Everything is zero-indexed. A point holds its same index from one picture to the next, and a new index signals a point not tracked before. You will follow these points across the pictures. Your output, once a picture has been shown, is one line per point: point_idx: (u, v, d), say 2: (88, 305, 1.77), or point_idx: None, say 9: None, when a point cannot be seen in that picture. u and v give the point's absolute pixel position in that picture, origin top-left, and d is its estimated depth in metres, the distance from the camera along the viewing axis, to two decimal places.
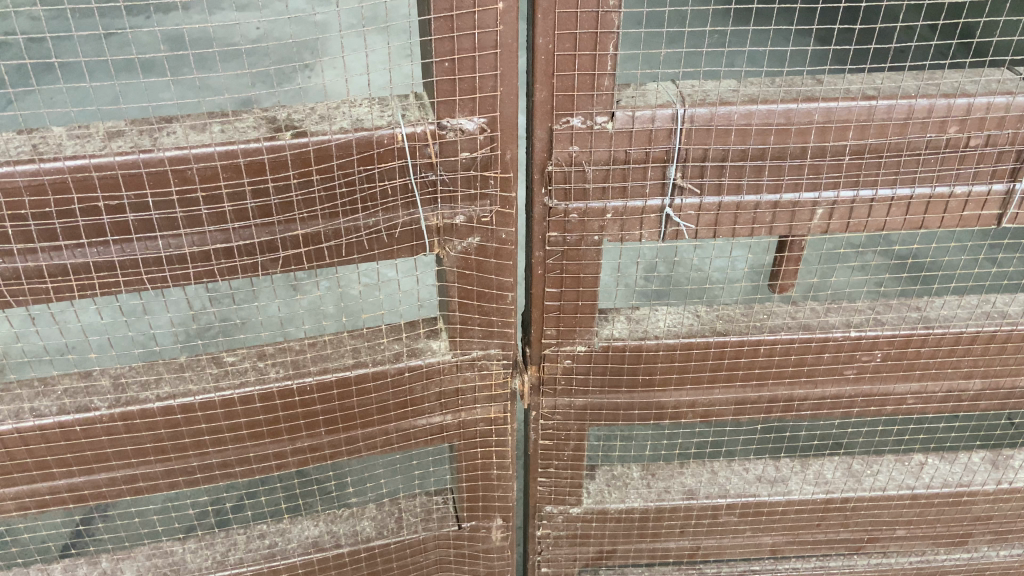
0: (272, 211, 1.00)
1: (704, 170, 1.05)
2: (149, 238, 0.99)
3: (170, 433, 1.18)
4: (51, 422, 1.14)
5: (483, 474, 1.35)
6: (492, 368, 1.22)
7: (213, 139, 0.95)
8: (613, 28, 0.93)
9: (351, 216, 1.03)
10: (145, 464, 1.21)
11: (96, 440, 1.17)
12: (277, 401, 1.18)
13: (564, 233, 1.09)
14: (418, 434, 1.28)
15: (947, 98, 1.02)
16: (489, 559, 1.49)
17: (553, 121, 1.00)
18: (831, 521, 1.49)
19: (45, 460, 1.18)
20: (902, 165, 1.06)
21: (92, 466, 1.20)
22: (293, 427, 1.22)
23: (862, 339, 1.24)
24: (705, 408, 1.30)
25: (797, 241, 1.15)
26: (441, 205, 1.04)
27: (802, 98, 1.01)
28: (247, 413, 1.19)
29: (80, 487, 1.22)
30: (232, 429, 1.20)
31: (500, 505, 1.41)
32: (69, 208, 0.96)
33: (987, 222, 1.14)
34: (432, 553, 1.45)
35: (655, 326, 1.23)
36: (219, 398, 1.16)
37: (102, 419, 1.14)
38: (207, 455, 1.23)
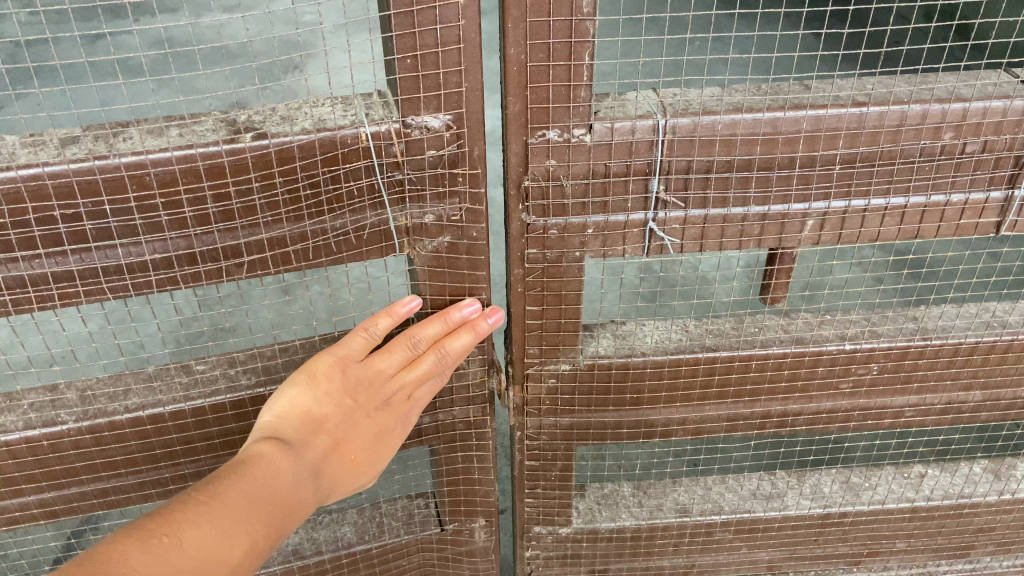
0: (235, 216, 0.96)
1: (688, 182, 1.00)
2: (109, 246, 0.95)
3: (140, 445, 1.14)
4: (17, 438, 1.09)
5: (465, 476, 1.31)
6: (469, 366, 1.17)
7: (171, 144, 0.90)
8: (588, 37, 0.88)
9: (316, 219, 0.98)
10: (116, 476, 1.18)
11: (64, 455, 1.13)
12: (250, 408, 1.15)
13: (544, 249, 1.04)
14: None
15: (942, 104, 0.97)
16: (473, 561, 1.45)
17: (528, 134, 0.95)
18: (828, 536, 1.44)
19: (13, 477, 1.14)
20: (896, 173, 1.02)
21: (61, 481, 1.16)
22: None
23: (858, 352, 1.19)
24: (695, 425, 1.26)
25: (788, 253, 1.10)
26: (410, 205, 1.00)
27: (788, 105, 0.96)
28: (219, 422, 1.15)
29: (50, 502, 1.18)
30: (205, 438, 1.16)
31: (483, 507, 1.36)
32: (23, 218, 0.91)
33: (985, 230, 1.09)
34: (415, 557, 1.44)
35: (642, 342, 1.18)
36: (189, 408, 1.12)
37: (69, 433, 1.10)
38: (180, 466, 1.19)
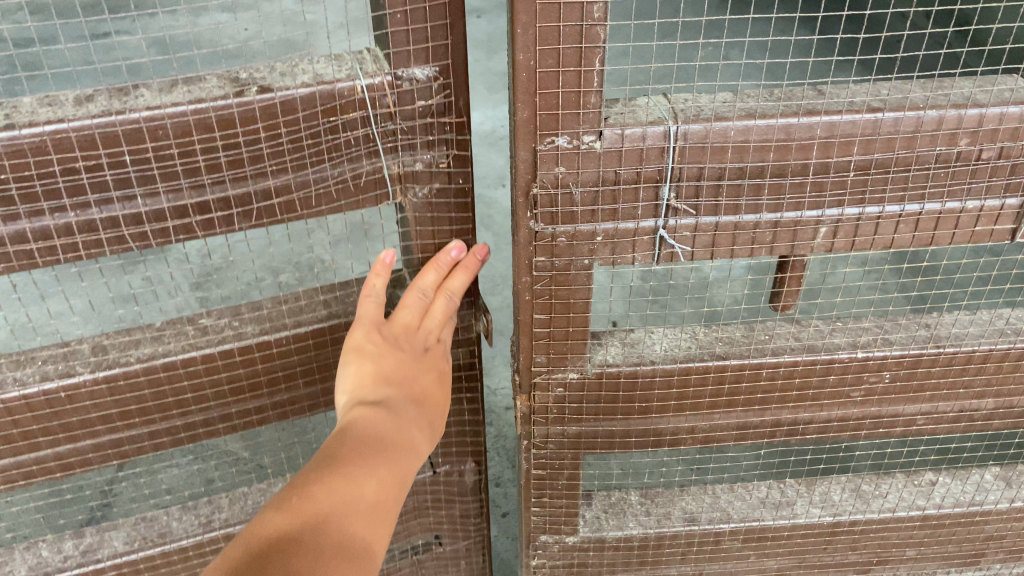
0: (244, 163, 0.96)
1: (699, 190, 0.98)
2: (129, 196, 0.95)
3: (153, 394, 1.14)
4: (35, 391, 1.08)
5: (455, 417, 1.32)
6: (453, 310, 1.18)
7: (182, 98, 0.91)
8: (599, 42, 0.86)
9: (318, 168, 0.99)
10: (129, 427, 1.17)
11: (81, 406, 1.12)
12: (256, 354, 1.15)
13: (552, 258, 1.03)
14: None
15: (959, 109, 0.95)
16: (465, 502, 1.45)
17: (536, 141, 0.93)
18: (838, 545, 1.43)
19: (30, 431, 1.12)
20: (911, 180, 1.00)
21: (77, 434, 1.15)
22: (273, 379, 1.18)
23: (870, 360, 1.17)
24: (704, 434, 1.25)
25: (799, 261, 1.08)
26: (402, 152, 1.01)
27: (802, 111, 0.94)
28: (229, 367, 1.15)
29: (66, 456, 1.17)
30: (215, 384, 1.16)
31: (473, 449, 1.38)
32: (47, 169, 0.91)
33: (1000, 237, 1.07)
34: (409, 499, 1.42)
35: (651, 350, 1.16)
36: (200, 354, 1.12)
37: (85, 383, 1.10)
38: (191, 413, 1.18)
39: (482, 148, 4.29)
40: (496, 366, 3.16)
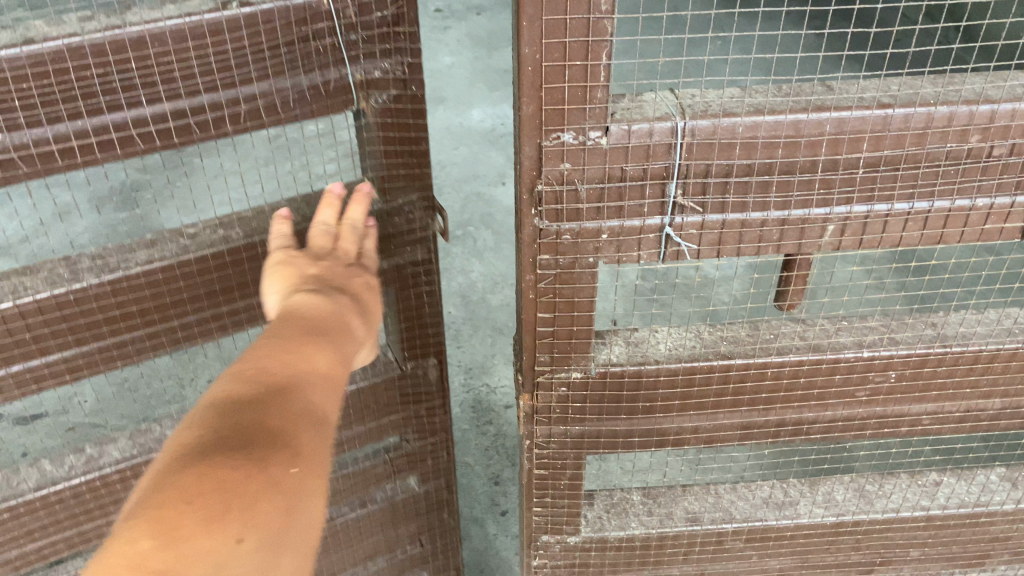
0: (230, 69, 1.00)
1: (706, 186, 0.97)
2: (136, 102, 0.98)
3: (155, 295, 1.17)
4: (46, 295, 1.11)
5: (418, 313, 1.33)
6: (413, 210, 1.21)
7: (171, 12, 0.95)
8: (606, 36, 0.85)
9: (295, 75, 1.03)
10: (132, 330, 1.19)
11: (88, 308, 1.14)
12: (244, 255, 1.19)
13: (556, 255, 1.01)
14: None
15: (970, 105, 0.94)
16: (432, 397, 1.45)
17: (542, 137, 0.91)
18: (842, 544, 1.42)
19: (39, 336, 1.14)
20: (920, 178, 0.99)
21: (85, 337, 1.17)
22: (261, 280, 1.22)
23: (875, 359, 1.16)
24: (708, 434, 1.23)
25: (805, 259, 1.07)
26: (364, 61, 1.06)
27: (811, 107, 0.93)
28: (221, 268, 1.18)
29: (75, 363, 1.19)
30: (210, 284, 1.19)
31: (436, 340, 1.38)
32: (64, 78, 0.94)
33: (1010, 234, 1.06)
34: (381, 397, 1.41)
35: (655, 349, 1.15)
36: (197, 257, 1.16)
37: (93, 286, 1.12)
38: (189, 314, 1.21)
39: (485, 147, 4.28)
40: (495, 364, 3.15)
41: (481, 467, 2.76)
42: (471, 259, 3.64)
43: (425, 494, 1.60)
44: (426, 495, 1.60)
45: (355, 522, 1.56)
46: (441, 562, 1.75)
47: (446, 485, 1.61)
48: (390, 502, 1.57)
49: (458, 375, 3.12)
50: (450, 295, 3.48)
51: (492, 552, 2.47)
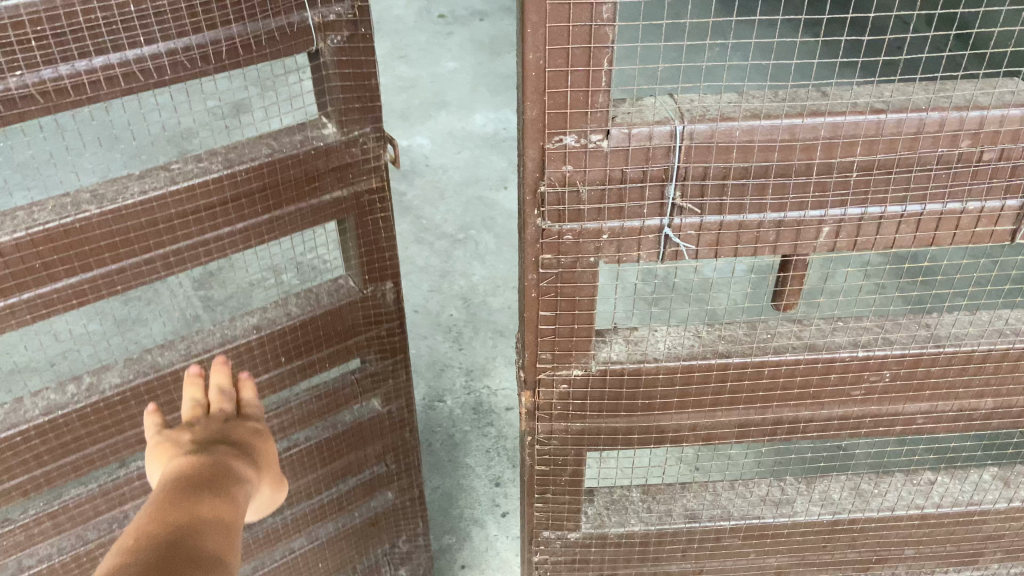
0: (212, 11, 1.16)
1: (704, 188, 1.00)
2: (134, 40, 1.12)
3: (147, 222, 1.28)
4: (56, 222, 1.20)
5: (376, 242, 1.50)
6: (366, 141, 1.39)
7: None
8: (607, 42, 0.88)
9: (265, 18, 1.20)
10: (128, 257, 1.30)
11: (91, 234, 1.24)
12: (225, 182, 1.31)
13: (558, 255, 1.04)
14: (324, 210, 1.43)
15: (959, 111, 0.97)
16: (393, 324, 1.62)
17: (545, 139, 0.94)
18: (837, 542, 1.44)
19: (48, 262, 1.23)
20: (912, 181, 1.02)
21: (90, 263, 1.27)
22: (238, 206, 1.34)
23: (870, 358, 1.19)
24: (706, 431, 1.26)
25: (801, 260, 1.09)
26: (321, 5, 1.24)
27: (807, 112, 0.96)
28: (206, 195, 1.30)
29: (83, 289, 1.29)
30: (195, 212, 1.31)
31: (393, 268, 1.55)
32: (72, 19, 1.07)
33: (999, 238, 1.09)
34: (347, 322, 1.57)
35: (654, 347, 1.17)
36: (186, 188, 1.28)
37: (96, 214, 1.23)
38: (178, 240, 1.33)
39: (487, 152, 4.32)
40: (496, 366, 3.17)
41: (482, 469, 2.79)
42: (472, 262, 3.67)
43: (389, 416, 1.76)
44: (390, 415, 1.75)
45: (326, 442, 1.70)
46: (406, 482, 1.89)
47: (407, 405, 1.76)
48: (357, 422, 1.72)
49: (460, 377, 3.14)
50: (452, 296, 3.50)
51: (492, 553, 2.51)
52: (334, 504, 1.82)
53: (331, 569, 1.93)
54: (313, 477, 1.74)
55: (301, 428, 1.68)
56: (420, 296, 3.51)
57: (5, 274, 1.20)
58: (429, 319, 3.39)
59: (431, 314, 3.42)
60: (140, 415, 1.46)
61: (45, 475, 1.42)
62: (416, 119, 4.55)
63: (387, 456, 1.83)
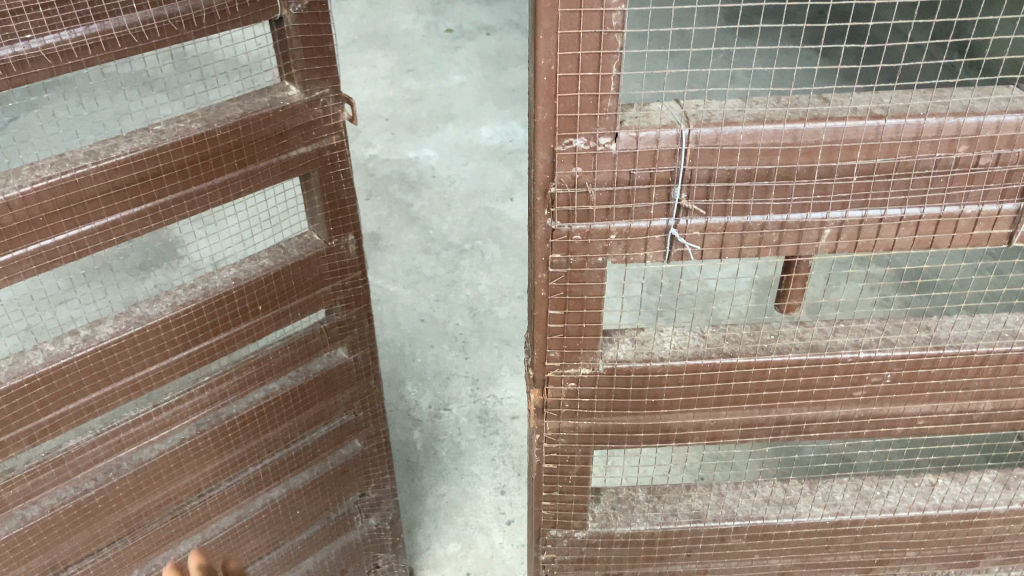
0: None
1: (709, 190, 1.03)
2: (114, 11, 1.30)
3: (136, 176, 1.42)
4: (58, 176, 1.33)
5: (338, 194, 1.70)
6: (325, 101, 1.58)
7: None
8: (617, 48, 0.91)
9: None
10: (119, 210, 1.43)
11: (89, 187, 1.37)
12: (203, 139, 1.46)
13: (567, 254, 1.07)
14: (290, 164, 1.60)
15: (957, 117, 1.00)
16: (354, 271, 1.81)
17: (556, 142, 0.98)
18: (840, 544, 1.46)
19: (53, 214, 1.36)
20: (911, 185, 1.05)
21: (88, 215, 1.40)
22: (215, 162, 1.50)
23: (872, 359, 1.22)
24: (711, 430, 1.29)
25: (804, 261, 1.12)
26: None
27: (808, 117, 0.99)
28: (189, 150, 1.45)
29: (82, 239, 1.41)
30: (178, 166, 1.46)
31: (353, 220, 1.75)
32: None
33: (997, 241, 1.12)
34: (315, 270, 1.75)
35: (660, 347, 1.20)
36: (171, 143, 1.43)
37: (92, 167, 1.36)
38: (164, 194, 1.47)
39: (493, 163, 4.37)
40: (502, 375, 3.20)
41: (488, 477, 2.81)
42: (479, 271, 3.71)
43: (355, 363, 1.93)
44: (356, 362, 1.93)
45: (299, 388, 1.85)
46: (372, 429, 2.07)
47: (372, 353, 1.95)
48: (327, 369, 1.88)
49: (466, 386, 3.16)
50: (458, 305, 3.53)
51: (497, 561, 2.54)
52: (308, 452, 1.97)
53: (307, 519, 2.06)
54: (289, 425, 1.88)
55: (275, 378, 1.82)
56: (427, 305, 3.54)
57: (13, 227, 1.32)
58: (435, 327, 3.42)
59: (438, 322, 3.45)
60: (128, 364, 1.57)
61: (50, 423, 1.52)
62: (424, 131, 4.61)
63: (354, 404, 1.99)
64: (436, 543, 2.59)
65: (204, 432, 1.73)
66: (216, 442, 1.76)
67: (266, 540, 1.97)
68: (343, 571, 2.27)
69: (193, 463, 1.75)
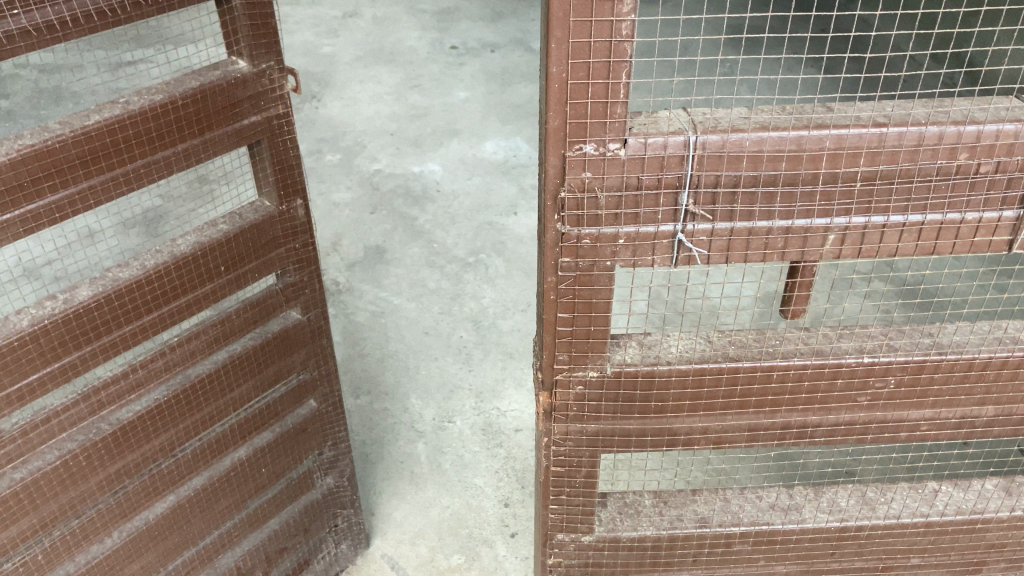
0: None
1: (716, 196, 1.06)
2: None
3: (110, 141, 1.49)
4: (39, 142, 1.40)
5: (287, 159, 1.78)
6: (270, 72, 1.67)
7: None
8: (626, 57, 0.94)
9: None
10: (93, 174, 1.50)
11: (68, 152, 1.44)
12: (165, 107, 1.54)
13: (577, 258, 1.09)
14: (241, 132, 1.68)
15: (958, 125, 1.03)
16: (305, 233, 1.89)
17: (566, 147, 1.01)
18: (844, 550, 1.47)
19: (36, 179, 1.42)
20: (913, 192, 1.07)
21: (68, 178, 1.46)
22: (176, 129, 1.58)
23: (876, 365, 1.24)
24: (717, 435, 1.30)
25: (808, 266, 1.14)
26: None
27: (813, 124, 1.02)
28: (153, 118, 1.53)
29: (62, 203, 1.48)
30: (145, 132, 1.53)
31: (300, 185, 1.83)
32: None
33: (999, 247, 1.14)
34: (270, 233, 1.82)
35: (667, 351, 1.22)
36: (138, 110, 1.51)
37: (70, 134, 1.43)
38: (131, 160, 1.54)
39: (497, 177, 4.41)
40: (505, 388, 3.20)
41: (491, 489, 2.81)
42: (483, 285, 3.73)
43: (308, 322, 2.01)
44: (309, 322, 2.01)
45: (259, 348, 1.92)
46: (327, 387, 2.15)
47: (324, 312, 2.03)
48: (283, 328, 1.96)
49: (470, 398, 3.17)
50: (463, 318, 3.55)
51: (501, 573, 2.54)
52: (268, 411, 2.03)
53: (271, 477, 2.12)
54: (251, 384, 1.95)
55: (235, 339, 1.89)
56: (431, 317, 3.56)
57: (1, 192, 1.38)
58: (440, 340, 3.44)
59: (442, 335, 3.47)
60: (101, 328, 1.62)
61: (37, 381, 1.56)
62: (429, 146, 4.65)
63: (310, 363, 2.07)
64: (439, 555, 2.59)
65: (175, 391, 1.79)
66: (184, 400, 1.82)
67: (231, 499, 2.03)
68: (307, 531, 2.33)
69: (164, 422, 1.80)
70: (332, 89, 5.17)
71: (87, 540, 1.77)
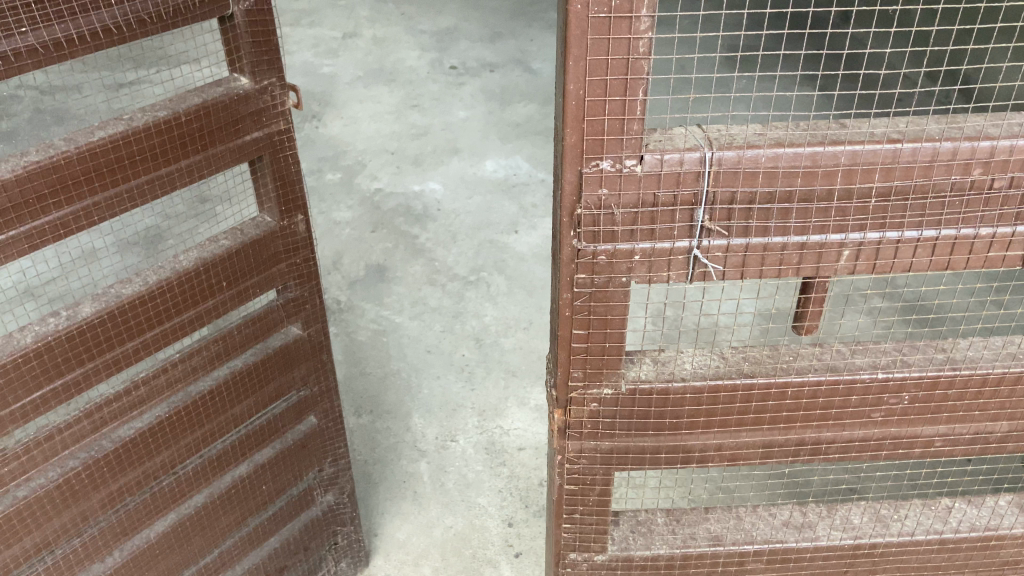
0: None
1: (731, 212, 1.06)
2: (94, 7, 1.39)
3: (114, 157, 1.49)
4: (44, 157, 1.40)
5: (288, 176, 1.78)
6: (271, 89, 1.68)
7: None
8: (643, 74, 0.95)
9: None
10: (98, 190, 1.50)
11: (73, 167, 1.44)
12: (169, 123, 1.54)
13: (593, 275, 1.09)
14: (243, 149, 1.69)
15: (971, 141, 1.03)
16: (306, 250, 1.89)
17: (582, 164, 1.01)
18: (858, 568, 1.46)
19: (41, 195, 1.42)
20: (927, 208, 1.08)
21: (72, 194, 1.46)
22: (179, 144, 1.58)
23: (890, 380, 1.23)
24: (731, 452, 1.29)
25: (822, 282, 1.14)
26: None
27: (828, 141, 1.03)
28: (157, 134, 1.53)
29: (66, 219, 1.47)
30: (149, 147, 1.54)
31: (301, 201, 1.83)
32: None
33: (1012, 262, 1.14)
34: (271, 249, 1.82)
35: (682, 367, 1.22)
36: (141, 125, 1.51)
37: (75, 149, 1.43)
38: (136, 175, 1.54)
39: (497, 195, 4.42)
40: (509, 407, 3.19)
41: (495, 508, 2.79)
42: (484, 302, 3.73)
43: (308, 339, 2.00)
44: (309, 338, 2.00)
45: (259, 364, 1.92)
46: (327, 404, 2.14)
47: (324, 328, 2.02)
48: (284, 344, 1.95)
49: (472, 417, 3.15)
50: (465, 336, 3.54)
51: None
52: (269, 427, 2.02)
53: (271, 494, 2.10)
54: (251, 400, 1.94)
55: (236, 355, 1.88)
56: (432, 335, 3.55)
57: (6, 207, 1.38)
58: (442, 358, 3.43)
59: (444, 353, 3.46)
60: (105, 345, 1.61)
61: (41, 398, 1.55)
62: (430, 164, 4.67)
63: (310, 379, 2.06)
64: None
65: (177, 408, 1.78)
66: (187, 416, 1.81)
67: (232, 517, 2.01)
68: (306, 549, 2.31)
69: (166, 438, 1.78)
70: (332, 109, 5.19)
71: (89, 559, 1.75)
